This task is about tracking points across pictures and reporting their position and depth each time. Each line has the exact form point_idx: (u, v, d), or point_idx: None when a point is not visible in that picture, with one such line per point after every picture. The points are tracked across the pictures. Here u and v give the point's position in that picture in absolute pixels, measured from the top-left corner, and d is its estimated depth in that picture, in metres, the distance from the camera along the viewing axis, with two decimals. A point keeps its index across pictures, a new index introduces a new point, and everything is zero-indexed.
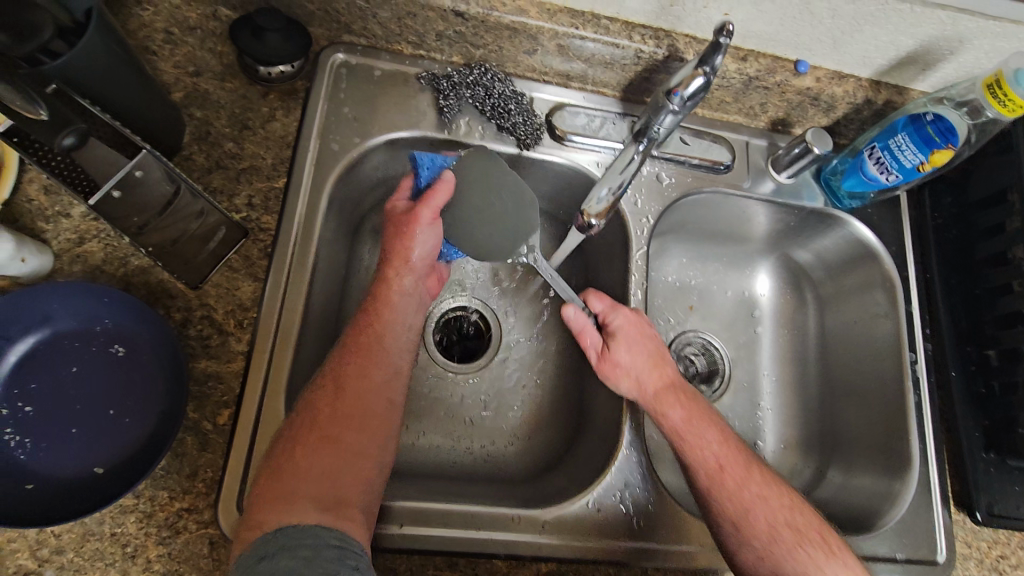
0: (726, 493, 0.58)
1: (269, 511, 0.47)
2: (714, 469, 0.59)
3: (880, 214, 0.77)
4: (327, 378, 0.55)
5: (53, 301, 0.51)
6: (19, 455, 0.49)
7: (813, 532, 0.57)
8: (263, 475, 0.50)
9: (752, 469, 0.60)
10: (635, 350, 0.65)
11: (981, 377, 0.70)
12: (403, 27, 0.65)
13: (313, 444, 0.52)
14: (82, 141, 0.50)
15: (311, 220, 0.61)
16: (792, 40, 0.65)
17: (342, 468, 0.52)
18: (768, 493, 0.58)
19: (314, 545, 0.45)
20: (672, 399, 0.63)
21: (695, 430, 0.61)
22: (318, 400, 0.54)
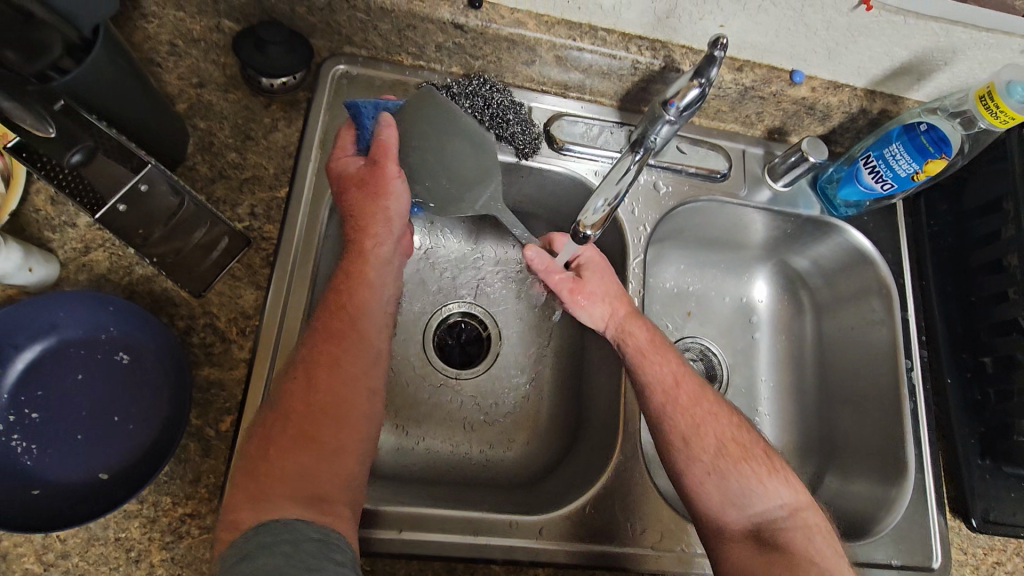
0: (680, 410, 0.61)
1: (243, 508, 0.48)
2: (671, 386, 0.62)
3: (876, 222, 0.77)
4: (298, 372, 0.55)
5: (59, 310, 0.52)
6: (26, 461, 0.50)
7: (757, 450, 0.61)
8: (238, 475, 0.50)
9: (705, 391, 0.63)
10: (602, 277, 0.67)
11: (977, 385, 0.70)
12: (403, 38, 0.66)
13: (289, 443, 0.52)
14: (90, 156, 0.53)
15: (312, 228, 0.63)
16: (787, 51, 0.66)
17: (318, 467, 0.52)
18: (719, 412, 0.62)
19: (292, 538, 0.46)
20: (636, 322, 0.65)
21: (657, 351, 0.64)
22: (293, 399, 0.54)
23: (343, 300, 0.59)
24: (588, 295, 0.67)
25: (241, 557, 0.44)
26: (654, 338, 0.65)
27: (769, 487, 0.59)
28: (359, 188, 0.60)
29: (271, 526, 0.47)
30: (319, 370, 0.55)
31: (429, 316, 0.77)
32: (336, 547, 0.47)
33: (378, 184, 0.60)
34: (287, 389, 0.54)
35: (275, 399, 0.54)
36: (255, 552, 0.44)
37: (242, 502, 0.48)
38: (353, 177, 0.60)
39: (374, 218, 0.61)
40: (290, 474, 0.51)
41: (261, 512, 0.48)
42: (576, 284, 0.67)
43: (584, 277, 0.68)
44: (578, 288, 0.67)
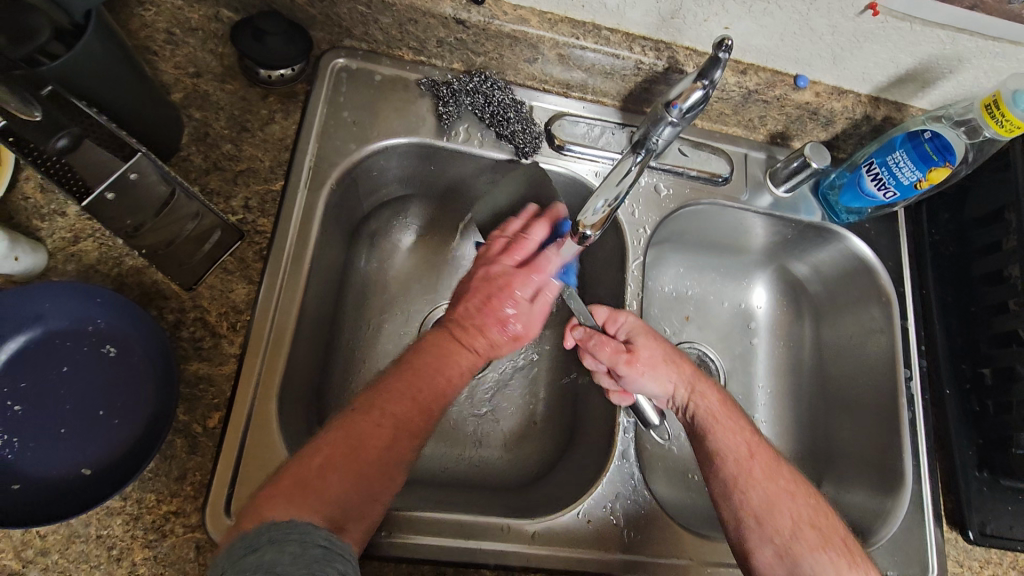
0: (753, 483, 0.58)
1: (275, 500, 0.44)
2: (745, 457, 0.59)
3: (876, 229, 0.77)
4: (387, 415, 0.51)
5: (45, 300, 0.51)
6: (7, 455, 0.49)
7: (836, 538, 0.56)
8: (292, 467, 0.46)
9: (781, 464, 0.60)
10: (661, 340, 0.66)
11: (975, 396, 0.70)
12: (404, 32, 0.65)
13: (346, 467, 0.47)
14: (76, 143, 0.50)
15: (308, 222, 0.61)
16: (791, 54, 0.65)
17: (361, 498, 0.47)
18: (796, 490, 0.58)
19: (301, 539, 0.41)
20: (706, 388, 0.65)
21: (729, 418, 0.62)
22: (364, 429, 0.49)
23: (425, 362, 0.55)
24: (648, 363, 0.64)
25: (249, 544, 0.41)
26: (726, 405, 0.64)
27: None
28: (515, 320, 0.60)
29: (279, 524, 0.42)
30: (407, 424, 0.51)
31: (424, 315, 0.76)
32: (339, 556, 0.41)
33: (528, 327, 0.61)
34: (371, 412, 0.50)
35: (352, 419, 0.50)
36: (262, 546, 0.40)
37: (271, 499, 0.44)
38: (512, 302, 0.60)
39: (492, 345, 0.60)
40: (325, 494, 0.46)
41: (288, 508, 0.44)
42: (633, 347, 0.64)
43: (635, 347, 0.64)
44: (636, 351, 0.64)
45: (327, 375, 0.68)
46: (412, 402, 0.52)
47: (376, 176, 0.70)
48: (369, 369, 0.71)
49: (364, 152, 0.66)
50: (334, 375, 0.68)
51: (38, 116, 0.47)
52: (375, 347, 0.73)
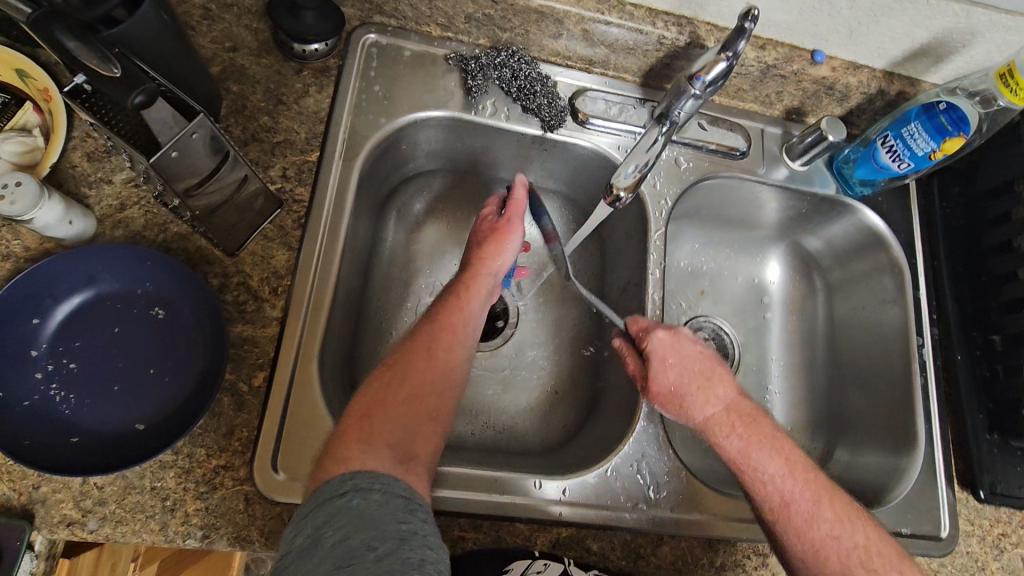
0: (796, 531, 0.55)
1: (353, 441, 0.47)
2: (780, 504, 0.56)
3: (889, 202, 0.79)
4: (425, 342, 0.55)
5: (99, 263, 0.53)
6: (65, 410, 0.51)
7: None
8: (357, 404, 0.51)
9: (825, 501, 0.56)
10: (684, 369, 0.63)
11: (985, 361, 0.72)
12: (434, 8, 0.67)
13: (400, 389, 0.52)
14: (150, 100, 0.46)
15: (342, 193, 0.63)
16: (810, 30, 0.67)
17: (420, 421, 0.51)
18: (844, 533, 0.55)
19: (384, 490, 0.44)
20: (726, 429, 0.60)
21: (756, 461, 0.58)
22: (410, 354, 0.54)
23: (447, 311, 0.59)
24: (665, 394, 0.63)
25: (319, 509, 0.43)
26: (760, 441, 0.59)
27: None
28: (485, 234, 0.66)
29: (366, 472, 0.45)
30: (443, 350, 0.55)
31: None
32: (419, 505, 0.44)
33: (501, 228, 0.65)
34: (413, 345, 0.55)
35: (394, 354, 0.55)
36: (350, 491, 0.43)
37: (350, 434, 0.48)
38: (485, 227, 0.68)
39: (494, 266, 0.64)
40: (390, 421, 0.50)
41: (367, 447, 0.47)
42: (649, 378, 0.63)
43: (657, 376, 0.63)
44: (651, 382, 0.63)
45: (357, 343, 0.70)
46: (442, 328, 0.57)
47: (404, 149, 0.72)
48: (397, 339, 0.73)
49: (393, 126, 0.68)
50: (365, 343, 0.71)
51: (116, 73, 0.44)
52: (402, 317, 0.75)
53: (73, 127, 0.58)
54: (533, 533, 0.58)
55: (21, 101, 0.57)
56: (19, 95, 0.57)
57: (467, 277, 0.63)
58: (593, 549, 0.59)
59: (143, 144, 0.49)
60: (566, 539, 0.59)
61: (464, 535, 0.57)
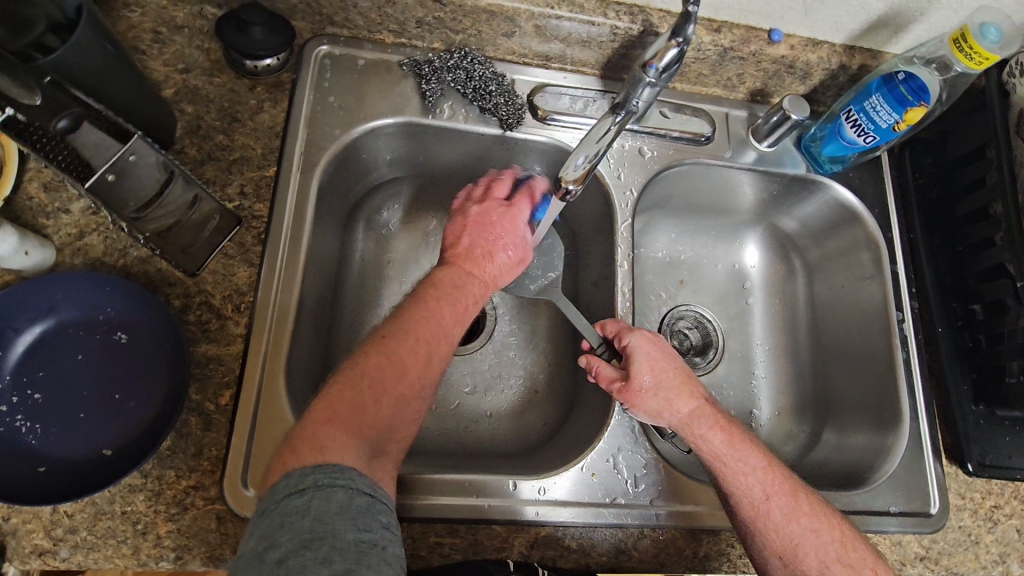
0: (774, 527, 0.55)
1: (329, 431, 0.46)
2: (761, 500, 0.55)
3: (861, 177, 0.78)
4: (421, 342, 0.53)
5: (58, 291, 0.53)
6: (31, 440, 0.51)
7: (865, 568, 0.54)
8: (339, 391, 0.49)
9: (801, 495, 0.56)
10: (664, 366, 0.62)
11: (968, 332, 0.71)
12: (384, 15, 0.67)
13: (389, 391, 0.50)
14: (76, 125, 0.49)
15: (302, 207, 0.63)
16: (764, 9, 0.67)
17: (406, 414, 0.51)
18: (820, 526, 0.55)
19: (346, 486, 0.42)
20: (707, 425, 0.60)
21: (738, 457, 0.58)
22: (404, 358, 0.52)
23: (433, 283, 0.59)
24: (648, 391, 0.61)
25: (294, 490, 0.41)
26: (733, 440, 0.59)
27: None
28: (495, 233, 0.65)
29: (328, 467, 0.43)
30: (438, 352, 0.54)
31: None
32: (382, 507, 0.43)
33: (508, 242, 0.65)
34: (405, 336, 0.53)
35: (391, 345, 0.52)
36: (310, 489, 0.41)
37: (324, 425, 0.46)
38: (495, 217, 0.66)
39: (494, 273, 0.63)
40: (377, 413, 0.49)
41: (347, 439, 0.46)
42: (630, 374, 0.62)
43: (634, 370, 0.62)
44: (633, 379, 0.61)
45: (330, 355, 0.70)
46: (430, 326, 0.54)
47: (366, 159, 0.72)
48: None
49: (349, 137, 0.67)
50: (339, 354, 0.71)
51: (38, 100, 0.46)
52: (376, 325, 0.74)
53: (27, 160, 0.59)
54: (511, 534, 0.58)
55: None
56: None
57: (461, 261, 0.62)
58: (572, 547, 0.58)
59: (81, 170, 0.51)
60: (545, 538, 0.58)
61: (441, 540, 0.57)
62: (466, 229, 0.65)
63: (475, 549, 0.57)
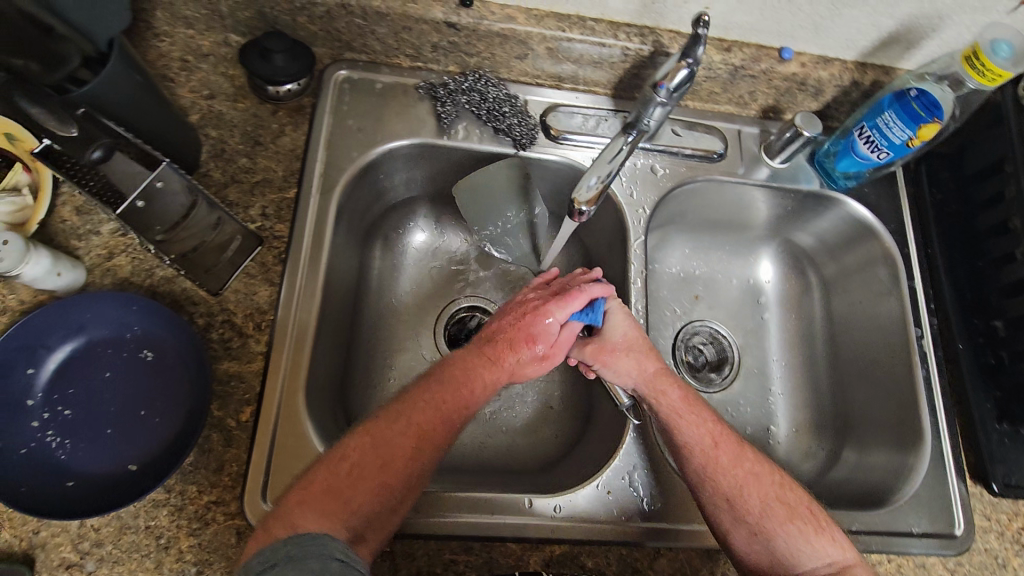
0: (722, 471, 0.58)
1: (302, 513, 0.49)
2: (710, 447, 0.59)
3: (876, 192, 0.78)
4: (412, 425, 0.55)
5: (88, 311, 0.55)
6: (60, 456, 0.52)
7: (802, 507, 0.58)
8: (321, 475, 0.51)
9: (745, 447, 0.61)
10: (636, 331, 0.65)
11: (989, 349, 0.70)
12: (400, 41, 0.69)
13: (371, 478, 0.52)
14: (109, 154, 0.53)
15: (320, 227, 0.65)
16: (774, 28, 0.67)
17: (391, 495, 0.52)
18: (761, 470, 0.59)
19: (320, 555, 0.42)
20: (668, 382, 0.63)
21: (692, 411, 0.61)
22: (392, 442, 0.54)
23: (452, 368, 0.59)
24: (615, 353, 0.65)
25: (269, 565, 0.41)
26: (688, 400, 0.63)
27: (816, 546, 0.56)
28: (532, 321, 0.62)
29: (301, 538, 0.44)
30: (430, 439, 0.55)
31: (439, 310, 0.79)
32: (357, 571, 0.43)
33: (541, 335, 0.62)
34: (396, 420, 0.55)
35: (377, 429, 0.55)
36: (282, 561, 0.42)
37: (298, 507, 0.49)
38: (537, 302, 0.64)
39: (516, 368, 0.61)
40: (350, 501, 0.51)
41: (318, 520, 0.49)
42: (602, 338, 0.65)
43: (605, 336, 0.65)
44: (603, 341, 0.65)
45: (348, 372, 0.71)
46: (424, 408, 0.56)
47: (382, 181, 0.74)
48: (388, 364, 0.74)
49: (366, 159, 0.69)
50: (357, 370, 0.72)
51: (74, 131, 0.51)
52: (393, 342, 0.76)
53: (61, 185, 0.61)
54: (526, 553, 0.58)
55: (10, 163, 0.59)
56: (9, 156, 0.59)
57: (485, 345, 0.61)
58: (587, 565, 0.58)
59: (109, 196, 0.54)
60: (560, 557, 0.58)
61: (455, 558, 0.57)
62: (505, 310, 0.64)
63: (490, 567, 0.57)
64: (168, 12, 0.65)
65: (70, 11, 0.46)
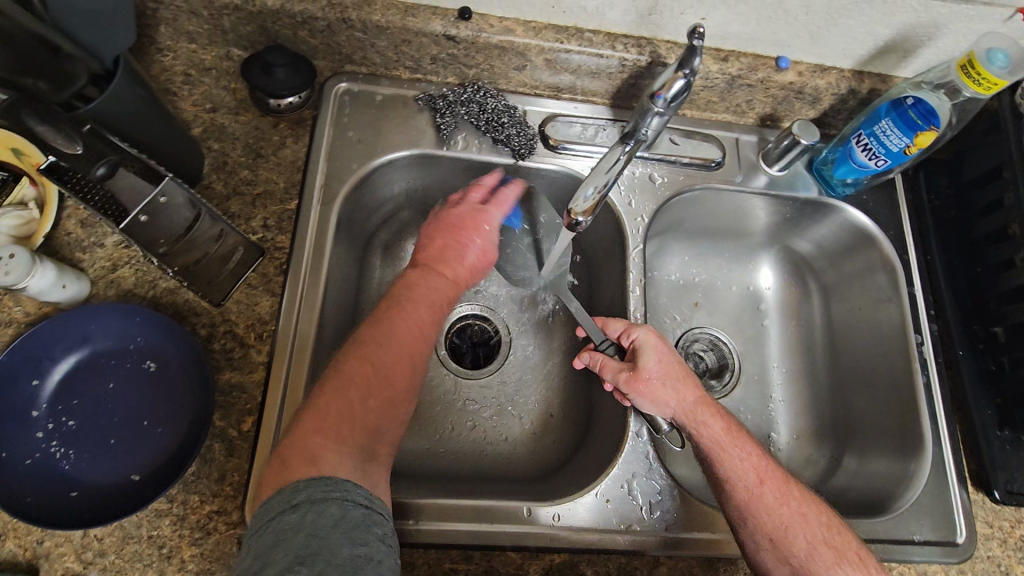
0: (766, 509, 0.57)
1: (316, 443, 0.48)
2: (754, 483, 0.58)
3: (874, 199, 0.78)
4: (402, 343, 0.56)
5: (91, 322, 0.56)
6: (65, 466, 0.53)
7: (851, 552, 0.55)
8: (328, 403, 0.51)
9: (791, 484, 0.59)
10: (670, 358, 0.65)
11: (990, 354, 0.70)
12: (400, 53, 0.70)
13: (377, 402, 0.53)
14: (112, 171, 0.54)
15: (321, 237, 0.65)
16: (770, 38, 0.68)
17: (393, 417, 0.54)
18: (809, 510, 0.57)
19: (341, 499, 0.45)
20: (709, 413, 0.62)
21: (736, 444, 0.60)
22: (389, 360, 0.54)
23: (418, 283, 0.61)
24: (652, 382, 0.63)
25: (288, 506, 0.44)
26: (732, 433, 0.61)
27: None
28: (461, 232, 0.67)
29: (323, 481, 0.46)
30: (421, 349, 0.58)
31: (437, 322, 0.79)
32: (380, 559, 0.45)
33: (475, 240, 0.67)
34: (388, 343, 0.55)
35: (374, 354, 0.54)
36: (304, 503, 0.44)
37: (313, 436, 0.48)
38: (460, 216, 0.67)
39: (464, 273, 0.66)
40: (359, 421, 0.51)
41: (339, 451, 0.48)
42: (637, 364, 0.64)
43: (642, 363, 0.64)
44: (639, 369, 0.64)
45: None
46: (411, 326, 0.57)
47: (383, 191, 0.75)
48: None
49: (366, 170, 0.70)
50: None
51: (78, 150, 0.51)
52: None
53: (66, 198, 0.62)
54: (525, 561, 0.58)
55: (17, 177, 0.60)
56: (17, 171, 0.60)
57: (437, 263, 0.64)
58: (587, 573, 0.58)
59: (113, 211, 0.56)
60: (560, 565, 0.58)
61: (455, 567, 0.57)
62: (439, 231, 0.67)
63: None
64: (172, 28, 0.66)
65: (77, 30, 0.48)
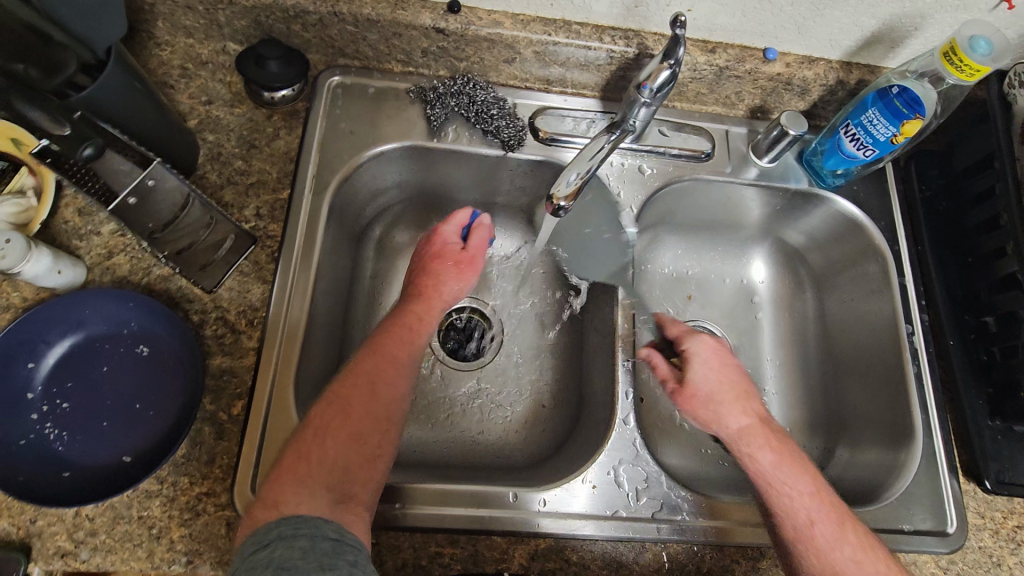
0: (816, 552, 0.54)
1: (284, 490, 0.50)
2: (804, 524, 0.55)
3: (866, 190, 0.78)
4: (366, 378, 0.58)
5: (86, 307, 0.57)
6: (58, 447, 0.54)
7: None
8: (291, 458, 0.52)
9: (848, 526, 0.55)
10: (722, 375, 0.64)
11: (982, 345, 0.70)
12: (392, 47, 0.71)
13: (338, 433, 0.54)
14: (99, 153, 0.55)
15: (313, 226, 0.66)
16: (756, 29, 0.68)
17: (365, 442, 0.55)
18: (864, 557, 0.54)
19: (311, 534, 0.47)
20: (760, 440, 0.60)
21: (788, 479, 0.57)
22: (350, 395, 0.56)
23: (389, 330, 0.62)
24: (699, 396, 0.63)
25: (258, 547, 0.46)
26: (786, 465, 0.58)
27: None
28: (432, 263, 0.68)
29: (291, 519, 0.48)
30: (388, 374, 0.59)
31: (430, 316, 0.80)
32: (349, 548, 0.47)
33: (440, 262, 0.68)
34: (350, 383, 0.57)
35: (333, 395, 0.57)
36: (273, 541, 0.46)
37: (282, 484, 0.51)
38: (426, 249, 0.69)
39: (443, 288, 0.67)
40: (322, 458, 0.53)
41: (300, 493, 0.50)
42: (685, 376, 0.64)
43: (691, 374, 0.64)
44: (686, 380, 0.64)
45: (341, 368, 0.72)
46: (375, 361, 0.59)
47: (375, 182, 0.76)
48: None
49: (358, 162, 0.71)
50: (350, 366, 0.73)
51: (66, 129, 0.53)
52: None
53: (63, 188, 0.63)
54: (511, 546, 0.58)
55: (15, 166, 0.61)
56: (16, 161, 0.62)
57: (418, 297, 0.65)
58: (572, 559, 0.58)
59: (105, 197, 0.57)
60: (545, 550, 0.59)
61: (441, 550, 0.57)
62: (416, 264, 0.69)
63: (475, 560, 0.57)
64: (169, 22, 0.68)
65: (71, 20, 0.48)
